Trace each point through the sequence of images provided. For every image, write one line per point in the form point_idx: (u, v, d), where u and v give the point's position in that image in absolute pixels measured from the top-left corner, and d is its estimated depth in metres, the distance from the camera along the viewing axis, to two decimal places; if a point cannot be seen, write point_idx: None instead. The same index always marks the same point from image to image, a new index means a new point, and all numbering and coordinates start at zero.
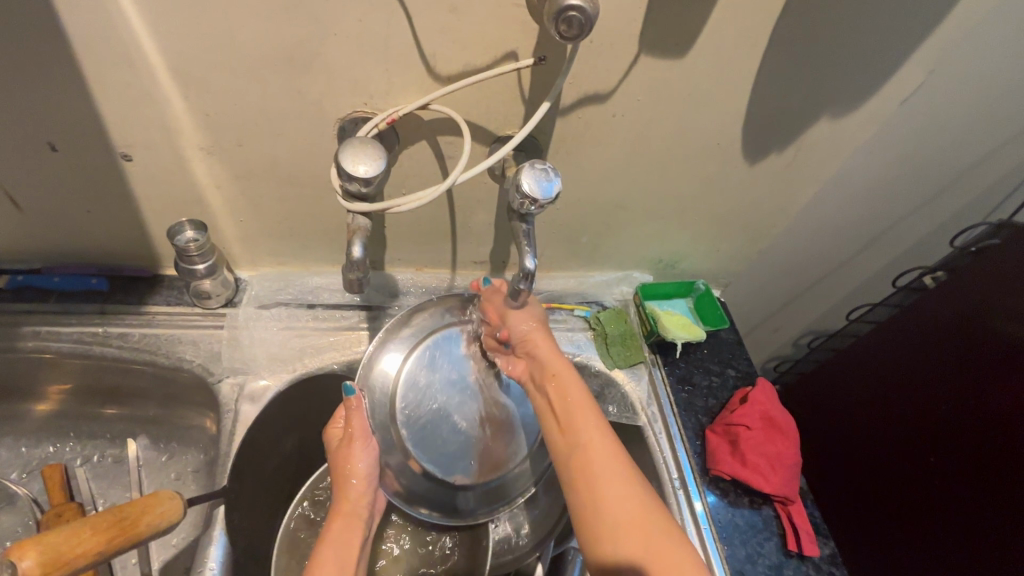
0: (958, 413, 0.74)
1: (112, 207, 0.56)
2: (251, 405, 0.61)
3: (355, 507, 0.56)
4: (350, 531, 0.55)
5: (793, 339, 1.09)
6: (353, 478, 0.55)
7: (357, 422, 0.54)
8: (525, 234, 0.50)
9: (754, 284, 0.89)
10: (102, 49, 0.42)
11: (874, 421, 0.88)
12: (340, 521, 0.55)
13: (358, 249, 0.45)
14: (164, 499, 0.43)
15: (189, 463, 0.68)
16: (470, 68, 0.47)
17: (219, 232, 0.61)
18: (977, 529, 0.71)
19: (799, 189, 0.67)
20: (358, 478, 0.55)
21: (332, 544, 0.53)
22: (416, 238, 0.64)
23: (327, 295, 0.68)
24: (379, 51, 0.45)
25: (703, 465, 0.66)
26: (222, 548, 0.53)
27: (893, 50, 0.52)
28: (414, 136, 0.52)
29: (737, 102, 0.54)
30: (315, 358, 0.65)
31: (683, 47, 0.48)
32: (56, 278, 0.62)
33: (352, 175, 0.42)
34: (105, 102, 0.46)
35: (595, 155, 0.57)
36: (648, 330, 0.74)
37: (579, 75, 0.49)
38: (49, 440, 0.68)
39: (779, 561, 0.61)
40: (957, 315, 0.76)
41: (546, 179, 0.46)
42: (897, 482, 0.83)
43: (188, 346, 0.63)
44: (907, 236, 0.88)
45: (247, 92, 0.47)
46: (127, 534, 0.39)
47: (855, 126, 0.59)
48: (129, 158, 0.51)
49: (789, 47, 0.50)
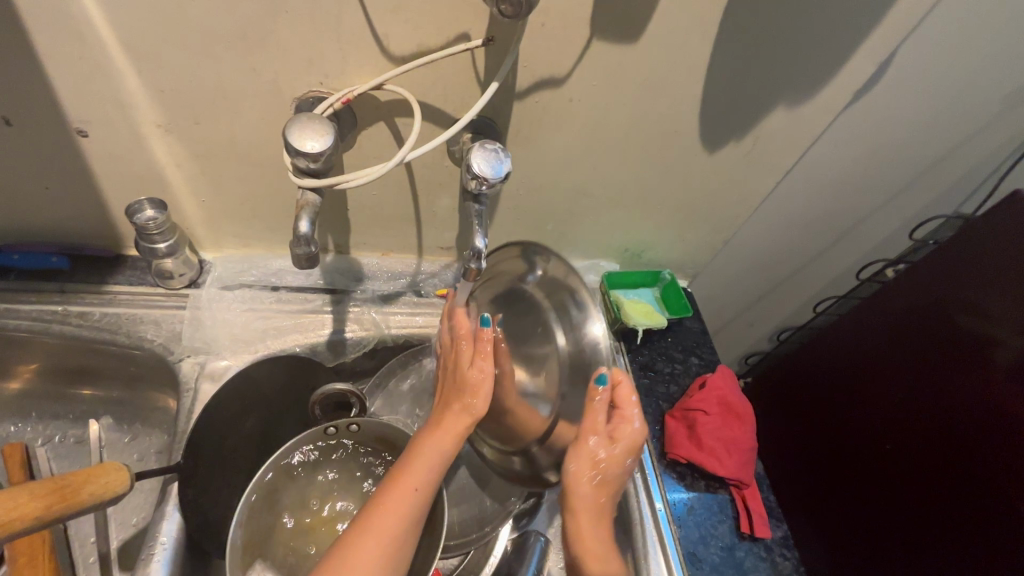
0: (913, 402, 0.76)
1: (70, 183, 0.56)
2: (211, 383, 0.62)
3: (458, 418, 0.56)
4: (441, 447, 0.54)
5: (766, 333, 1.11)
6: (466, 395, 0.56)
7: (465, 346, 0.57)
8: (477, 214, 0.51)
9: (723, 276, 0.90)
10: (51, 20, 0.43)
11: (836, 411, 0.90)
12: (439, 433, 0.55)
13: (306, 224, 0.46)
14: (110, 470, 0.44)
15: (152, 444, 0.68)
16: (423, 48, 0.47)
17: (181, 212, 0.61)
18: (927, 514, 0.72)
19: (759, 180, 0.68)
20: (472, 397, 0.56)
21: (420, 457, 0.53)
22: (380, 221, 0.65)
23: (291, 278, 0.69)
24: (332, 30, 0.45)
25: (661, 449, 0.67)
26: (175, 523, 0.54)
27: (842, 41, 0.53)
28: (371, 117, 0.52)
29: (691, 89, 0.55)
30: (278, 339, 0.66)
31: (634, 32, 0.49)
32: (15, 256, 0.62)
33: (299, 150, 0.42)
34: (58, 75, 0.47)
35: (554, 140, 0.58)
36: (612, 318, 0.75)
37: (533, 58, 0.50)
38: (10, 419, 0.68)
39: (732, 543, 0.62)
40: (914, 309, 0.78)
41: (497, 159, 0.47)
42: (855, 470, 0.85)
43: (150, 325, 0.63)
44: (873, 230, 0.89)
45: (200, 68, 0.47)
46: (70, 501, 0.40)
47: (810, 116, 0.60)
48: (84, 134, 0.52)
49: (738, 34, 0.51)
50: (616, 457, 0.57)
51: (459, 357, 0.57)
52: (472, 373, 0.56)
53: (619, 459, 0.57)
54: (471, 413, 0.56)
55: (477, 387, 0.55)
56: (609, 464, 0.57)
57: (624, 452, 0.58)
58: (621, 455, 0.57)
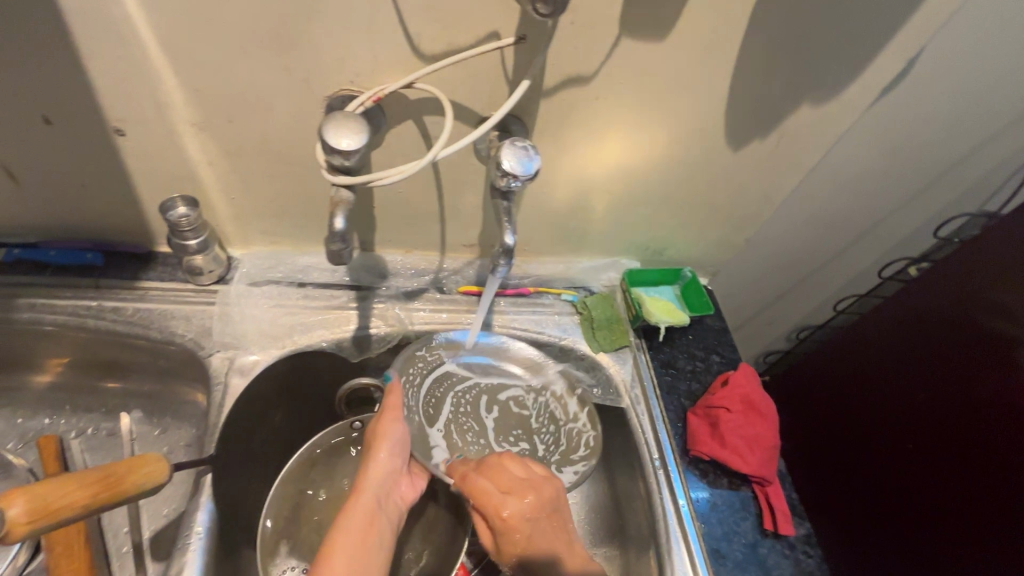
0: (935, 401, 0.75)
1: (106, 181, 0.58)
2: (240, 378, 0.63)
3: (364, 499, 0.55)
4: (373, 507, 0.55)
5: (785, 332, 1.10)
6: (382, 453, 0.58)
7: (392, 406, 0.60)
8: (506, 210, 0.51)
9: (743, 274, 0.90)
10: (94, 23, 0.44)
11: (859, 412, 0.89)
12: (364, 495, 0.55)
13: (341, 222, 0.46)
14: (150, 460, 0.44)
15: (181, 437, 0.70)
16: (453, 47, 0.48)
17: (211, 209, 0.62)
18: (952, 515, 0.72)
19: (784, 178, 0.68)
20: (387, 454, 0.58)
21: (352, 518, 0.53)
22: (405, 218, 0.65)
23: (317, 275, 0.70)
24: (365, 30, 0.46)
25: (683, 446, 0.68)
26: (209, 513, 0.55)
27: (871, 37, 0.53)
28: (400, 115, 0.53)
29: (718, 86, 0.55)
30: (305, 335, 0.66)
31: (662, 29, 0.49)
32: (52, 252, 0.64)
33: (334, 147, 0.43)
34: (99, 76, 0.48)
35: (580, 138, 0.59)
36: (634, 315, 0.75)
37: (562, 56, 0.50)
38: (45, 411, 0.69)
39: (755, 540, 0.62)
40: (937, 307, 0.77)
41: (526, 156, 0.47)
42: (875, 470, 0.84)
43: (181, 321, 0.64)
44: (896, 228, 0.88)
45: (235, 68, 0.48)
46: (115, 490, 0.41)
47: (837, 114, 0.60)
48: (122, 133, 0.53)
49: (766, 31, 0.51)
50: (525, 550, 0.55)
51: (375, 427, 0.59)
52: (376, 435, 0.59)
53: (527, 548, 0.55)
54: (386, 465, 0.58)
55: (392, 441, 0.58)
56: (533, 567, 0.55)
57: (529, 539, 0.55)
58: (526, 543, 0.55)
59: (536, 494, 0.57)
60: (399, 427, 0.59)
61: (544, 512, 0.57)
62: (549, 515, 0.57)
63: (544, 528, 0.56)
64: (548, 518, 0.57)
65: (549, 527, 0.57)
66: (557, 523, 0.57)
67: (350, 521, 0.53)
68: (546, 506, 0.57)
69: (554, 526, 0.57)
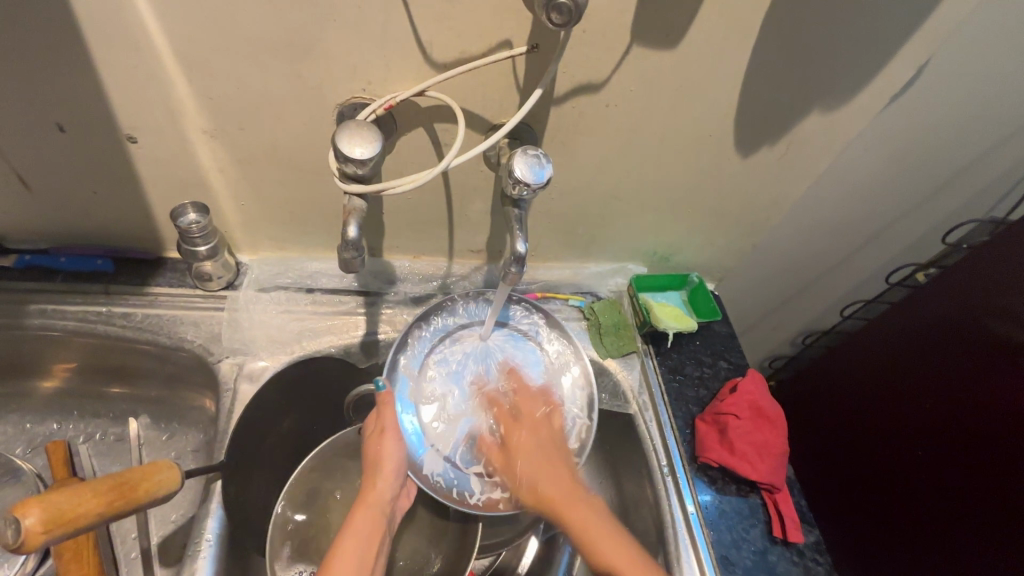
0: (944, 407, 0.75)
1: (117, 188, 0.58)
2: (250, 384, 0.63)
3: (371, 512, 0.55)
4: (371, 523, 0.55)
5: (790, 337, 1.10)
6: (381, 471, 0.57)
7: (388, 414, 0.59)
8: (517, 219, 0.51)
9: (749, 279, 0.90)
10: (109, 32, 0.44)
11: (867, 418, 0.88)
12: (362, 512, 0.55)
13: (354, 230, 0.47)
14: (162, 467, 0.44)
15: (189, 442, 0.70)
16: (465, 56, 0.48)
17: (221, 215, 0.63)
18: (963, 522, 0.72)
19: (791, 185, 0.68)
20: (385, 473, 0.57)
21: (351, 537, 0.53)
22: (414, 224, 0.66)
23: (325, 280, 0.70)
24: (377, 38, 0.46)
25: (691, 453, 0.68)
26: (219, 520, 0.56)
27: (881, 45, 0.53)
28: (411, 123, 0.53)
29: (728, 94, 0.55)
30: (313, 341, 0.67)
31: (673, 38, 0.49)
32: (62, 259, 0.64)
33: (348, 157, 0.43)
34: (112, 84, 0.48)
35: (590, 145, 0.59)
36: (641, 321, 0.75)
37: (573, 65, 0.50)
38: (53, 417, 0.69)
39: (764, 547, 0.62)
40: (946, 313, 0.77)
41: (538, 165, 0.47)
42: (884, 476, 0.84)
43: (190, 327, 0.65)
44: (903, 234, 0.88)
45: (248, 76, 0.48)
46: (128, 497, 0.41)
47: (846, 121, 0.60)
48: (134, 141, 0.53)
49: (776, 39, 0.51)
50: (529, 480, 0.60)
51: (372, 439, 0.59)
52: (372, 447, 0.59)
53: (529, 474, 0.60)
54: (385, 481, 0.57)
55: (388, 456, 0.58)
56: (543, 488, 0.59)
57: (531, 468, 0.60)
58: (528, 467, 0.60)
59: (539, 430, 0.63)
60: (397, 446, 0.59)
61: (547, 446, 0.62)
62: (550, 453, 0.61)
63: (544, 462, 0.61)
64: (551, 452, 0.62)
65: (546, 462, 0.61)
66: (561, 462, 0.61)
67: (357, 532, 0.54)
68: (551, 444, 0.62)
69: (552, 460, 0.61)
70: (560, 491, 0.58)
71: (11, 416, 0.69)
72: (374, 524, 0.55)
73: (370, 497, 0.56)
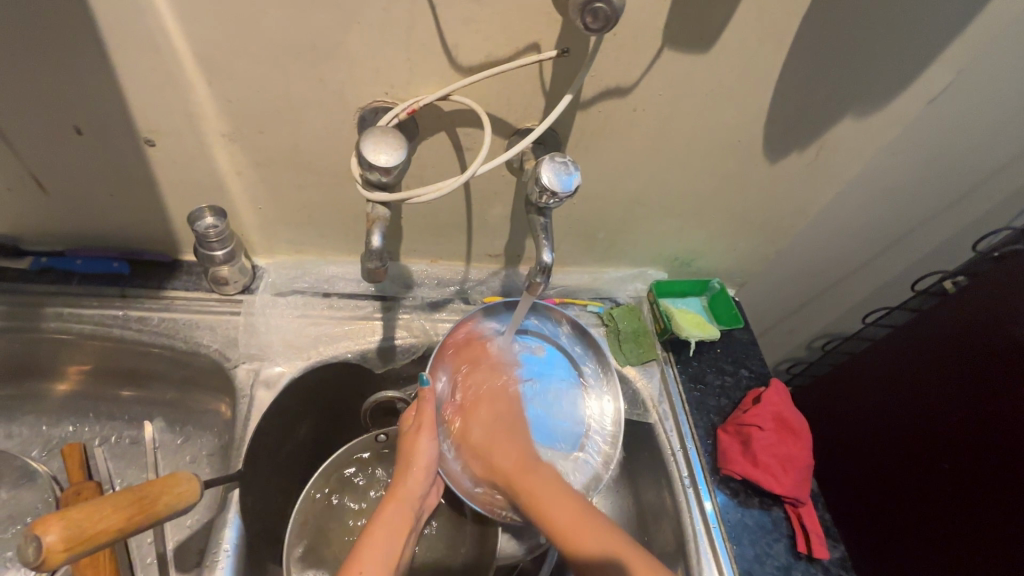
0: (972, 421, 0.73)
1: (134, 190, 0.57)
2: (266, 391, 0.62)
3: (402, 506, 0.55)
4: (399, 517, 0.55)
5: (807, 341, 1.08)
6: (416, 466, 0.57)
7: (429, 412, 0.58)
8: (543, 227, 0.50)
9: (771, 284, 0.88)
10: (129, 35, 0.43)
11: (893, 428, 0.86)
12: (394, 504, 0.55)
13: (378, 238, 0.47)
14: (182, 480, 0.44)
15: (204, 446, 0.69)
16: (491, 59, 0.46)
17: (238, 218, 0.62)
18: (991, 537, 0.70)
19: (820, 190, 0.66)
20: (420, 467, 0.57)
21: (381, 527, 0.53)
22: (432, 228, 0.64)
23: (343, 285, 0.69)
24: (402, 42, 0.45)
25: (713, 464, 0.66)
26: (237, 530, 0.54)
27: (920, 49, 0.51)
28: (434, 127, 0.52)
29: (760, 98, 0.53)
30: (329, 346, 0.66)
31: (707, 42, 0.48)
32: (79, 261, 0.64)
33: (372, 164, 0.42)
34: (131, 87, 0.47)
35: (615, 150, 0.57)
36: (661, 328, 0.73)
37: (603, 68, 0.49)
38: (69, 419, 0.69)
39: (788, 563, 0.61)
40: (974, 322, 0.75)
41: (566, 172, 0.46)
42: (909, 487, 0.82)
43: (206, 331, 0.64)
44: (931, 241, 0.86)
45: (270, 79, 0.47)
46: (148, 512, 0.41)
47: (880, 126, 0.58)
48: (152, 144, 0.52)
49: (813, 44, 0.49)
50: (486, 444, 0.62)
51: (410, 430, 0.58)
52: (409, 437, 0.58)
53: (484, 438, 0.62)
54: (419, 472, 0.57)
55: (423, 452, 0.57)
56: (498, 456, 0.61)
57: (486, 437, 0.63)
58: (483, 433, 0.63)
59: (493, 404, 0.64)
60: (431, 446, 0.58)
61: (502, 421, 0.64)
62: (505, 423, 0.64)
63: (500, 433, 0.63)
64: (508, 428, 0.63)
65: (506, 435, 0.63)
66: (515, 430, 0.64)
67: (388, 525, 0.54)
68: (508, 419, 0.64)
69: (509, 429, 0.63)
70: (513, 461, 0.60)
71: (27, 418, 0.68)
72: (402, 515, 0.55)
73: (400, 493, 0.56)
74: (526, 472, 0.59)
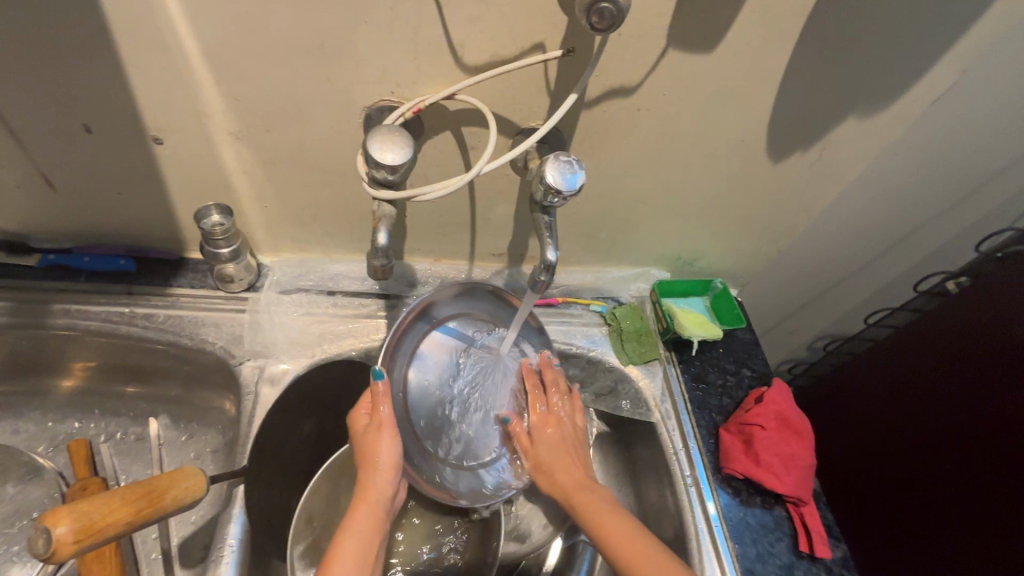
0: (975, 422, 0.73)
1: (142, 189, 0.58)
2: (271, 388, 0.63)
3: (373, 510, 0.52)
4: (370, 520, 0.52)
5: (809, 342, 1.08)
6: (379, 468, 0.53)
7: (386, 410, 0.54)
8: (547, 226, 0.51)
9: (774, 284, 0.88)
10: (140, 35, 0.44)
11: (896, 428, 0.86)
12: (364, 508, 0.52)
13: (384, 236, 0.47)
14: (189, 474, 0.45)
15: (208, 443, 0.69)
16: (497, 58, 0.47)
17: (244, 216, 0.62)
18: (994, 537, 0.70)
19: (822, 190, 0.66)
20: (383, 468, 0.53)
21: (351, 535, 0.50)
22: (436, 227, 0.65)
23: (347, 283, 0.69)
24: (409, 41, 0.45)
25: (715, 463, 0.66)
26: (241, 525, 0.55)
27: (924, 49, 0.51)
28: (439, 126, 0.52)
29: (764, 98, 0.54)
30: (334, 344, 0.66)
31: (711, 42, 0.48)
32: (86, 258, 0.64)
33: (379, 162, 0.43)
34: (140, 86, 0.47)
35: (619, 150, 0.57)
36: (664, 327, 0.73)
37: (607, 68, 0.49)
38: (75, 415, 0.69)
39: (790, 561, 0.61)
40: (977, 322, 0.75)
41: (570, 171, 0.46)
42: (912, 489, 0.82)
43: (211, 328, 0.64)
44: (934, 241, 0.86)
45: (277, 77, 0.47)
46: (155, 506, 0.41)
47: (884, 126, 0.58)
48: (160, 142, 0.53)
49: (817, 44, 0.49)
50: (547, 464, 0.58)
51: (368, 428, 0.54)
52: (365, 438, 0.54)
53: (548, 459, 0.59)
54: (381, 473, 0.53)
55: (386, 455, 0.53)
56: (557, 472, 0.58)
57: (548, 454, 0.59)
58: (549, 453, 0.59)
59: (559, 426, 0.61)
60: (393, 445, 0.54)
61: (570, 443, 0.61)
62: (571, 446, 0.61)
63: (568, 453, 0.60)
64: (572, 447, 0.60)
65: (569, 455, 0.59)
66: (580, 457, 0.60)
67: (359, 531, 0.51)
68: (574, 440, 0.61)
69: (572, 451, 0.60)
70: (576, 480, 0.57)
71: (33, 414, 0.69)
72: (373, 519, 0.52)
73: (372, 501, 0.53)
74: (585, 494, 0.55)
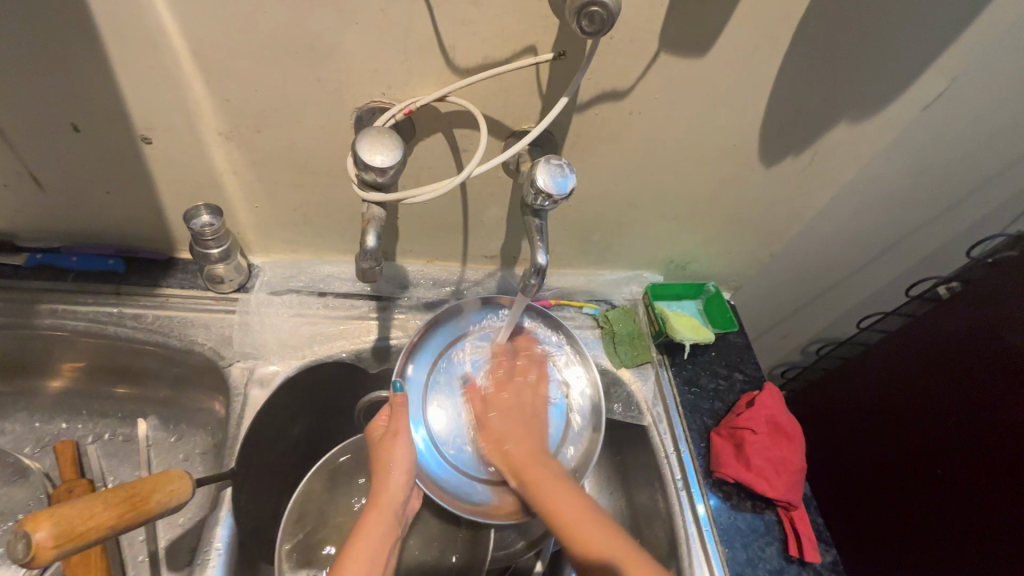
0: (966, 425, 0.73)
1: (131, 189, 0.57)
2: (260, 389, 0.62)
3: (384, 515, 0.54)
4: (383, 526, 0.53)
5: (803, 346, 1.09)
6: (393, 472, 0.54)
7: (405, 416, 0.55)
8: (538, 229, 0.50)
9: (767, 288, 0.88)
10: (128, 34, 0.43)
11: (886, 433, 0.86)
12: (377, 513, 0.54)
13: (373, 239, 0.47)
14: (175, 477, 0.45)
15: (197, 444, 0.69)
16: (488, 61, 0.47)
17: (234, 217, 0.62)
18: (985, 542, 0.70)
19: (814, 195, 0.66)
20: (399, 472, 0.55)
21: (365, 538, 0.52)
22: (429, 229, 0.64)
23: (339, 284, 0.69)
24: (400, 43, 0.45)
25: (706, 467, 0.66)
26: (227, 528, 0.55)
27: (914, 56, 0.52)
28: (430, 128, 0.52)
29: (755, 104, 0.54)
30: (325, 346, 0.66)
31: (702, 46, 0.48)
32: (74, 258, 0.64)
33: (368, 164, 0.42)
34: (128, 85, 0.47)
35: (611, 153, 0.57)
36: (656, 330, 0.73)
37: (600, 72, 0.49)
38: (61, 416, 0.69)
39: (780, 566, 0.61)
40: (968, 327, 0.75)
41: (561, 175, 0.46)
42: (903, 492, 0.82)
43: (200, 329, 0.64)
44: (927, 246, 0.86)
45: (267, 78, 0.47)
46: (139, 510, 0.41)
47: (874, 132, 0.59)
48: (149, 141, 0.52)
49: (808, 50, 0.49)
50: (500, 436, 0.60)
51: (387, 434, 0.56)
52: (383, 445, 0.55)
53: (499, 432, 0.61)
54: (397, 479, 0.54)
55: (399, 463, 0.55)
56: (508, 442, 0.60)
57: (503, 423, 0.61)
58: (500, 425, 0.61)
59: (517, 394, 0.63)
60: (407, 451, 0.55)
61: (527, 412, 0.62)
62: (527, 416, 0.62)
63: (520, 422, 0.61)
64: (528, 415, 0.62)
65: (523, 425, 0.61)
66: (535, 427, 0.62)
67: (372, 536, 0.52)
68: (530, 411, 0.62)
69: (527, 421, 0.62)
70: (527, 450, 0.59)
71: (20, 414, 0.68)
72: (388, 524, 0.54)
73: (386, 504, 0.54)
74: (539, 470, 0.57)
